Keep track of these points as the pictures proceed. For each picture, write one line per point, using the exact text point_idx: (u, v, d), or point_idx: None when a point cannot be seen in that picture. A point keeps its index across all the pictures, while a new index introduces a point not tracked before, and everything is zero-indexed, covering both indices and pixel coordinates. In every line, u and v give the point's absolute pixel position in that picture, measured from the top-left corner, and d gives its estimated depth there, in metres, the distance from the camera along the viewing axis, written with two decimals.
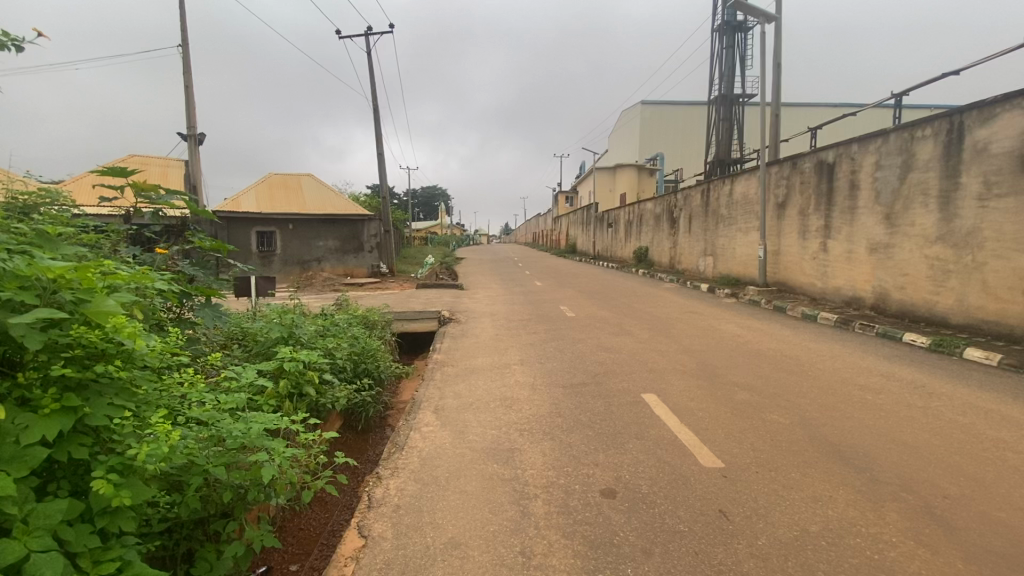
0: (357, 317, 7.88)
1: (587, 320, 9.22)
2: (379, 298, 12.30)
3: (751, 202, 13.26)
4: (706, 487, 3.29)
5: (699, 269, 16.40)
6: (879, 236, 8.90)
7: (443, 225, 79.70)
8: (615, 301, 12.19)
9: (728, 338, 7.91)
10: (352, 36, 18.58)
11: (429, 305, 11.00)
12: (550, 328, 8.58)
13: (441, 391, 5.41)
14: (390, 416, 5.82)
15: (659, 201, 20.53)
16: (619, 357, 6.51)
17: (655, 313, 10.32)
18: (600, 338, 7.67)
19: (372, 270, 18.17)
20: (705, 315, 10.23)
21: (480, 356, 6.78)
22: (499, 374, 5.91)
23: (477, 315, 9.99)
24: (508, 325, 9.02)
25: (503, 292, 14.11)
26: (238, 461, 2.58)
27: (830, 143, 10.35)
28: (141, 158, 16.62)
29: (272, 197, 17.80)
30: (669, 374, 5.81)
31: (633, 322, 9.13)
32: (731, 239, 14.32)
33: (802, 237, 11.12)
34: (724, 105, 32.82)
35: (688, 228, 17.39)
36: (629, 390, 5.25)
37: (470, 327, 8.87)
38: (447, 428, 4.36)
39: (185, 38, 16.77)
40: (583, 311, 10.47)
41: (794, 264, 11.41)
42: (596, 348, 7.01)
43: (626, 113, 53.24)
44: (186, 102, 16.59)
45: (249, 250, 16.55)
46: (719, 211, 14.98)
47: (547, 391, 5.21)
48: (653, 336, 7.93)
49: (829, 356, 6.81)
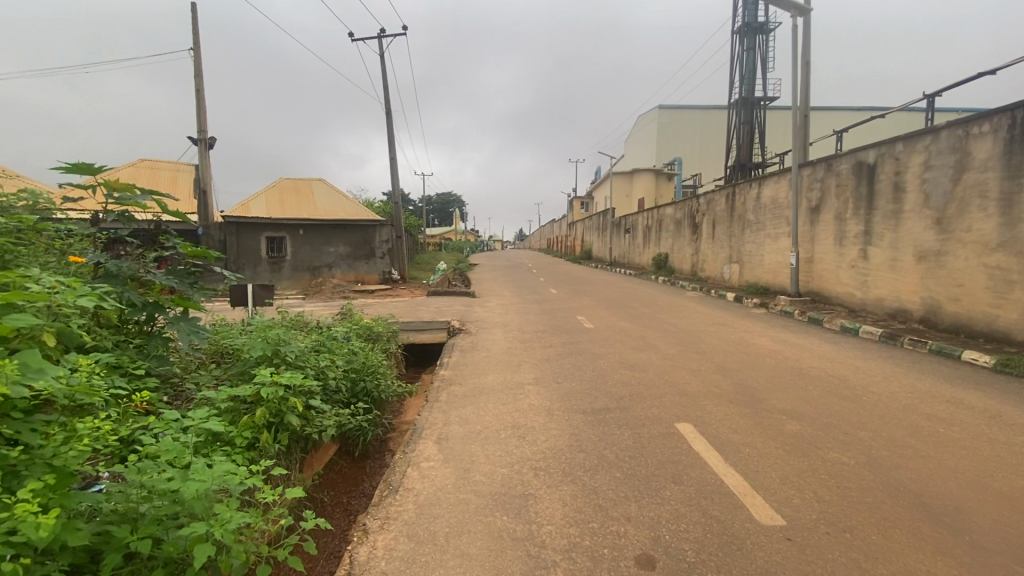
0: (361, 329, 7.32)
1: (608, 333, 8.57)
2: (388, 306, 11.79)
3: (781, 206, 12.50)
4: (767, 556, 2.63)
5: (724, 277, 15.61)
6: (929, 243, 8.12)
7: (457, 231, 79.44)
8: (636, 310, 11.51)
9: (764, 354, 7.20)
10: (365, 39, 18.22)
11: (440, 314, 10.45)
12: (567, 340, 7.97)
13: (447, 415, 4.81)
14: (391, 439, 5.24)
15: (680, 206, 19.78)
16: (645, 377, 5.87)
17: (681, 325, 9.62)
18: (623, 353, 7.02)
19: (383, 277, 17.73)
20: (735, 328, 9.51)
21: (492, 373, 6.19)
22: (512, 395, 5.32)
23: (489, 326, 9.40)
24: (522, 337, 8.41)
25: (517, 300, 13.51)
26: (171, 532, 2.01)
27: (871, 142, 9.58)
28: (151, 163, 16.40)
29: (282, 202, 17.46)
30: (703, 398, 5.16)
31: (657, 335, 8.47)
32: (758, 246, 13.55)
33: (839, 244, 10.33)
34: (746, 108, 31.93)
35: (711, 233, 16.63)
36: (659, 417, 4.61)
37: (482, 339, 8.29)
38: (451, 464, 3.76)
39: (197, 41, 16.58)
40: (602, 322, 9.82)
41: (830, 272, 10.63)
42: (619, 366, 6.37)
43: (643, 118, 52.48)
44: (197, 106, 16.38)
45: (259, 255, 16.18)
46: (746, 216, 14.21)
47: (566, 417, 4.60)
48: (681, 351, 7.25)
49: (882, 377, 6.08)
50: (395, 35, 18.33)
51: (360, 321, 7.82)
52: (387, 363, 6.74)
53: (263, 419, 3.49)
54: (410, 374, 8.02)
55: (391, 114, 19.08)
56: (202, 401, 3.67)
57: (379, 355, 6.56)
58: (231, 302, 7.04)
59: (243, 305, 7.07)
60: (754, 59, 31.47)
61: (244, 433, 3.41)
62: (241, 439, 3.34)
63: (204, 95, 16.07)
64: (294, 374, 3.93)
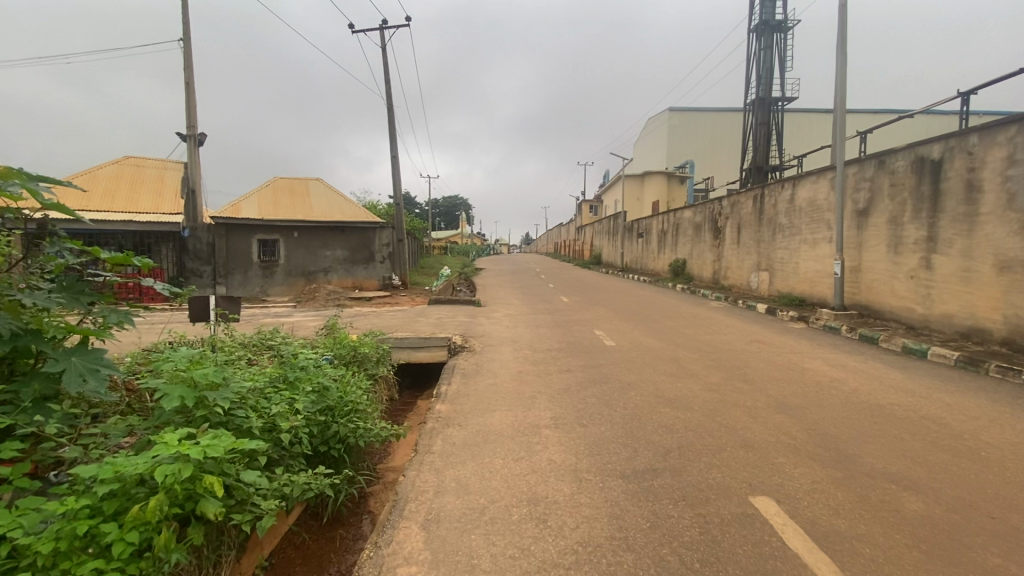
0: (344, 355, 6.18)
1: (634, 353, 7.38)
2: (384, 317, 10.64)
3: (820, 208, 11.27)
4: None
5: (751, 286, 14.38)
6: (1015, 251, 6.88)
7: (463, 234, 78.30)
8: (660, 324, 10.30)
9: (827, 386, 6.00)
10: (366, 30, 17.18)
11: (441, 327, 9.30)
12: (588, 363, 6.80)
13: (440, 477, 3.63)
14: (371, 497, 4.10)
15: (699, 209, 18.55)
16: (691, 419, 4.69)
17: (715, 344, 8.40)
18: (657, 383, 5.85)
19: (383, 282, 16.65)
20: (778, 347, 8.28)
21: (500, 409, 5.02)
22: (525, 444, 4.14)
23: (496, 342, 8.23)
24: (534, 357, 7.24)
25: (527, 310, 12.34)
26: None
27: (935, 135, 8.39)
28: (137, 160, 15.35)
29: (276, 202, 16.35)
30: (775, 454, 3.95)
31: (692, 357, 7.27)
32: (792, 252, 12.31)
33: (894, 252, 9.09)
34: (763, 109, 30.66)
35: (736, 238, 15.40)
36: (726, 487, 3.43)
37: (488, 359, 7.13)
38: (440, 571, 2.59)
39: (187, 32, 15.59)
40: (625, 338, 8.62)
41: (882, 283, 9.39)
42: (655, 401, 5.19)
43: (654, 121, 51.35)
44: (187, 99, 15.35)
45: (250, 259, 15.09)
46: (777, 220, 12.98)
47: (601, 486, 3.43)
48: (726, 380, 6.05)
49: (988, 421, 4.85)
50: (398, 26, 17.32)
51: (345, 341, 6.67)
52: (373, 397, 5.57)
53: (158, 510, 2.32)
54: (401, 402, 6.86)
55: (393, 108, 17.95)
56: (84, 479, 2.53)
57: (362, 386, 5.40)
58: (190, 318, 5.90)
59: (205, 321, 5.93)
60: (772, 57, 30.16)
61: (128, 537, 2.25)
62: (120, 548, 2.18)
63: (193, 88, 15.03)
64: (219, 433, 2.74)
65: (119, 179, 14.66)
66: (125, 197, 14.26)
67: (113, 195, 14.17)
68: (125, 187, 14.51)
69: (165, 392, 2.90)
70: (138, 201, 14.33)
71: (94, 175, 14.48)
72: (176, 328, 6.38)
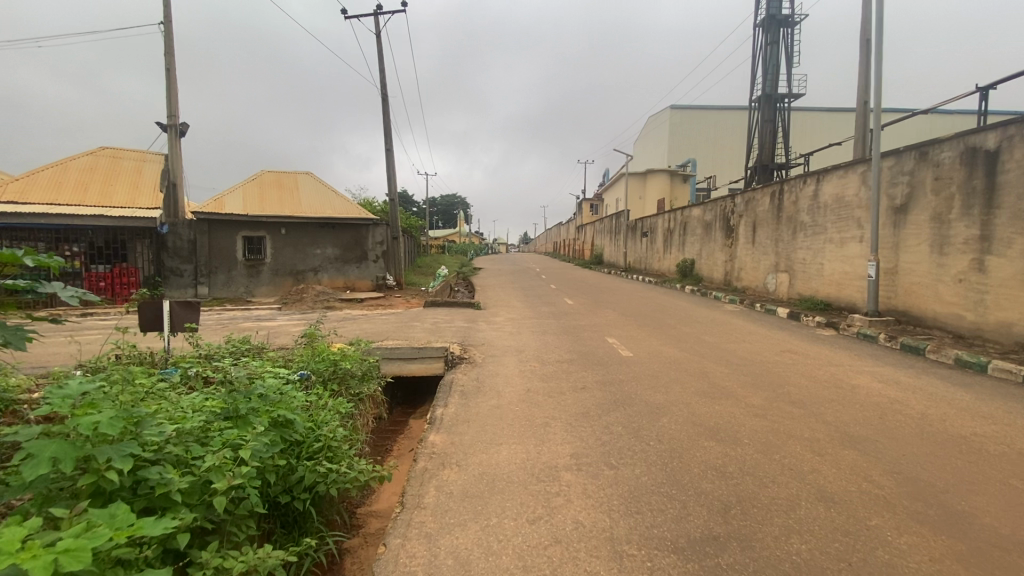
0: (323, 374, 5.29)
1: (656, 367, 6.50)
2: (375, 321, 9.71)
3: (849, 205, 10.40)
4: None
5: (768, 289, 13.52)
6: None
7: (461, 233, 77.03)
8: (678, 330, 9.41)
9: (889, 409, 5.13)
10: (359, 16, 16.16)
11: (437, 334, 8.39)
12: (605, 379, 5.91)
13: (432, 549, 2.73)
14: (348, 556, 3.19)
15: (709, 206, 17.68)
16: (744, 458, 3.81)
17: (743, 355, 7.52)
18: (691, 407, 4.97)
19: (376, 283, 15.73)
20: (814, 359, 7.41)
21: (508, 441, 4.13)
22: (543, 496, 3.24)
23: (499, 351, 7.33)
24: (542, 370, 6.33)
25: (530, 313, 11.43)
26: None
27: (990, 123, 7.53)
28: (114, 151, 14.35)
29: (262, 197, 15.26)
30: (866, 515, 3.07)
31: (723, 371, 6.40)
32: (816, 252, 11.45)
33: (939, 252, 8.23)
34: (768, 105, 29.84)
35: (751, 237, 14.54)
36: (820, 569, 2.53)
37: (490, 373, 6.23)
38: None
39: (169, 15, 14.63)
40: (642, 348, 7.72)
41: (924, 287, 8.53)
42: (695, 432, 4.30)
43: (655, 119, 50.55)
44: (167, 86, 14.34)
45: (235, 258, 14.17)
46: (799, 218, 12.11)
47: (650, 567, 2.53)
48: (771, 402, 5.17)
49: None
50: (394, 12, 16.47)
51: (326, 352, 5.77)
52: (354, 425, 4.68)
53: None
54: (386, 425, 5.96)
55: (387, 99, 17.00)
56: None
57: (343, 412, 4.50)
58: (141, 328, 5.01)
59: (158, 331, 5.03)
60: (778, 53, 29.21)
61: None
62: None
63: (174, 75, 14.06)
64: (99, 523, 1.82)
65: (93, 171, 13.68)
66: (98, 191, 13.27)
67: (85, 188, 13.19)
68: (98, 180, 13.53)
69: (28, 454, 1.98)
70: (112, 194, 13.35)
71: (66, 166, 13.51)
72: (124, 342, 5.42)
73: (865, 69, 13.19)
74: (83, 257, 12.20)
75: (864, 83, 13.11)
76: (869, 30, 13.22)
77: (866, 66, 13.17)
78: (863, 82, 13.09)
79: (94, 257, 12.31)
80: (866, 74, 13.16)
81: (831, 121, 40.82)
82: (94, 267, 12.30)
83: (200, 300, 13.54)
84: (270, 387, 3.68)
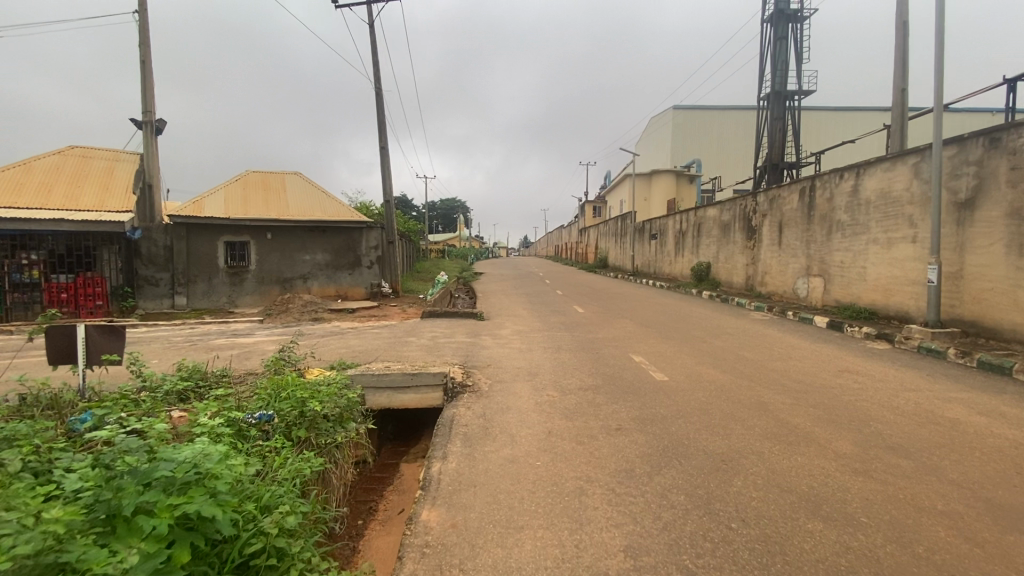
0: (284, 424, 4.08)
1: (702, 397, 5.33)
2: (364, 337, 8.53)
3: (898, 201, 9.25)
4: None
5: (798, 294, 12.36)
6: None
7: (461, 237, 75.70)
8: (710, 345, 8.25)
9: (1019, 458, 3.96)
10: (350, 4, 15.07)
11: (435, 353, 7.23)
12: (644, 416, 4.75)
13: None
14: None
15: (727, 206, 16.55)
16: (877, 557, 2.63)
17: (797, 377, 6.36)
18: (767, 460, 3.79)
19: (371, 291, 14.56)
20: (883, 381, 6.24)
21: (532, 523, 2.97)
22: None
23: (509, 375, 6.16)
24: (565, 402, 5.17)
25: (539, 325, 10.26)
26: None
27: None
28: (84, 150, 13.27)
29: (246, 198, 14.10)
30: None
31: (784, 402, 5.23)
32: (857, 253, 10.30)
33: (1017, 253, 7.08)
34: (778, 103, 28.56)
35: (777, 238, 13.39)
36: None
37: (499, 406, 5.07)
38: None
39: (143, 3, 13.54)
40: (677, 369, 6.55)
41: (999, 294, 7.37)
42: (789, 506, 3.13)
43: (658, 119, 49.49)
44: (142, 80, 13.25)
45: (216, 265, 13.03)
46: (835, 216, 10.97)
47: None
48: (867, 451, 3.99)
49: None
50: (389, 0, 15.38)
51: (291, 386, 4.58)
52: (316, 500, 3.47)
53: None
54: (364, 480, 4.75)
55: (382, 93, 15.89)
56: None
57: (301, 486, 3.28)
58: (49, 362, 3.83)
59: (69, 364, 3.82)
60: (787, 49, 28.18)
61: None
62: None
63: (149, 66, 12.98)
64: None
65: (58, 171, 12.56)
66: (64, 192, 12.15)
67: (48, 189, 12.04)
68: (63, 180, 12.41)
69: None
70: (80, 196, 12.21)
71: (30, 166, 12.42)
72: (33, 378, 4.27)
73: (903, 53, 12.06)
74: (43, 266, 11.06)
75: (901, 67, 11.98)
76: (906, 11, 12.11)
77: (903, 50, 12.04)
78: (900, 67, 11.98)
79: (55, 266, 11.17)
80: (903, 59, 12.04)
81: (840, 120, 39.72)
82: (54, 277, 11.16)
83: (178, 312, 12.38)
84: (182, 462, 2.44)
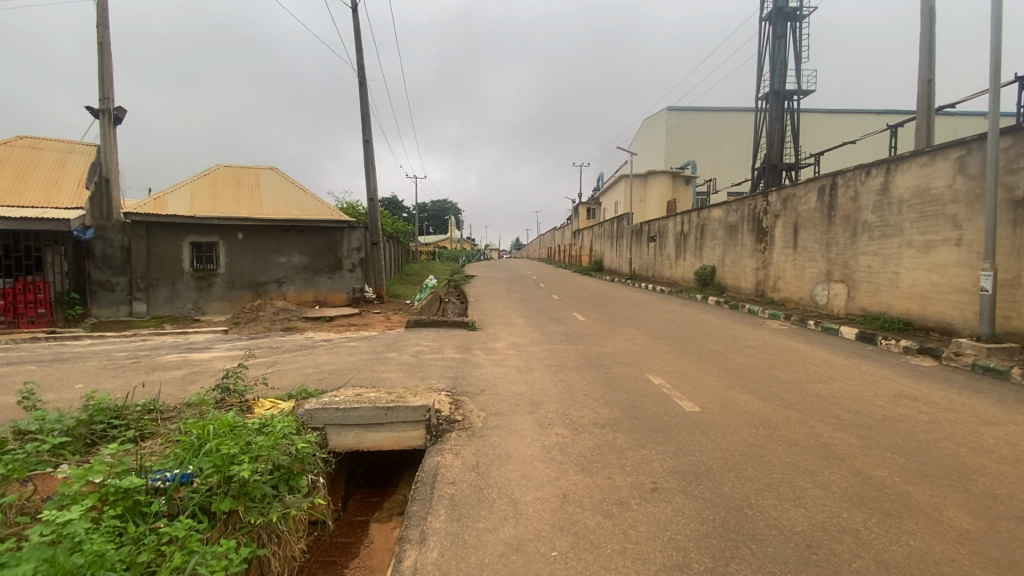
0: (203, 492, 2.98)
1: (749, 437, 4.27)
2: (338, 352, 7.40)
3: (939, 198, 8.27)
4: None
5: (817, 301, 11.43)
6: None
7: (451, 239, 74.47)
8: (736, 362, 7.21)
9: None
10: None
11: (418, 374, 6.13)
12: (685, 469, 3.67)
13: None
14: None
15: (734, 206, 15.59)
16: None
17: (850, 405, 5.34)
18: (873, 549, 2.72)
19: (352, 296, 13.37)
20: (952, 411, 5.23)
21: None
22: None
23: (507, 405, 5.07)
24: (579, 445, 4.09)
25: (538, 336, 9.18)
26: None
27: None
28: (34, 141, 12.13)
29: (215, 195, 12.88)
30: None
31: (852, 445, 4.18)
32: (886, 257, 9.35)
33: None
34: (777, 103, 27.69)
35: (791, 240, 12.44)
36: None
37: (496, 451, 3.99)
38: None
39: None
40: (707, 396, 5.51)
41: None
42: None
43: (653, 120, 48.77)
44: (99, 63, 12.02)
45: (180, 268, 11.82)
46: (861, 215, 10.01)
47: None
48: (997, 528, 2.94)
49: None
50: None
51: (220, 434, 3.46)
52: None
53: None
54: (319, 553, 3.61)
55: (365, 83, 14.73)
56: None
57: None
58: None
59: None
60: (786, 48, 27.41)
61: None
62: None
63: (106, 48, 11.75)
64: None
65: (3, 164, 11.37)
66: (5, 185, 10.92)
67: None
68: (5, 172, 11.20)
69: None
70: (24, 191, 10.97)
71: None
72: None
73: (929, 41, 11.13)
74: None
75: (927, 57, 11.06)
76: None
77: (929, 38, 11.13)
78: (927, 56, 11.06)
79: None
80: (929, 48, 11.12)
81: (836, 122, 39.10)
82: None
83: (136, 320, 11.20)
84: None
